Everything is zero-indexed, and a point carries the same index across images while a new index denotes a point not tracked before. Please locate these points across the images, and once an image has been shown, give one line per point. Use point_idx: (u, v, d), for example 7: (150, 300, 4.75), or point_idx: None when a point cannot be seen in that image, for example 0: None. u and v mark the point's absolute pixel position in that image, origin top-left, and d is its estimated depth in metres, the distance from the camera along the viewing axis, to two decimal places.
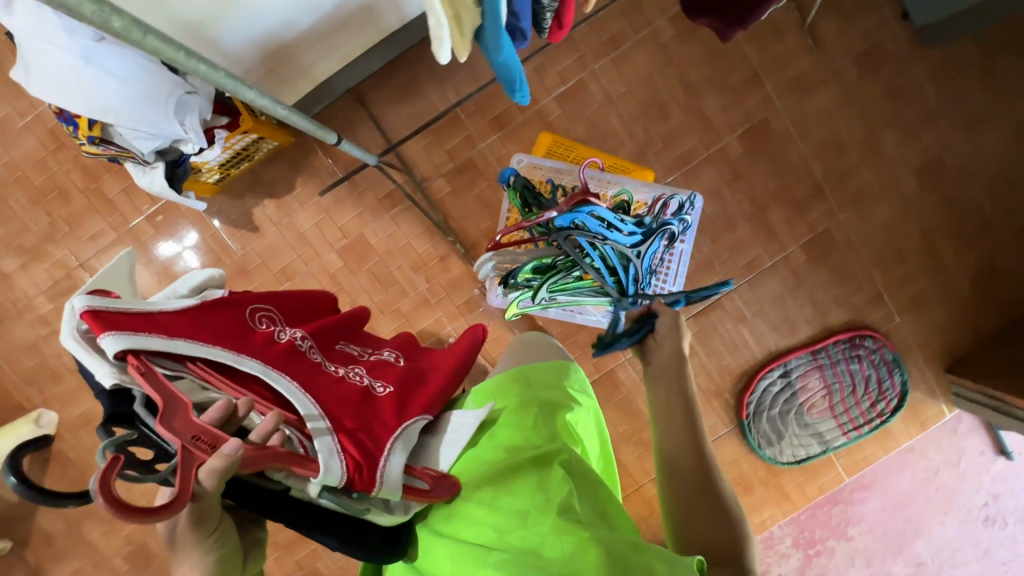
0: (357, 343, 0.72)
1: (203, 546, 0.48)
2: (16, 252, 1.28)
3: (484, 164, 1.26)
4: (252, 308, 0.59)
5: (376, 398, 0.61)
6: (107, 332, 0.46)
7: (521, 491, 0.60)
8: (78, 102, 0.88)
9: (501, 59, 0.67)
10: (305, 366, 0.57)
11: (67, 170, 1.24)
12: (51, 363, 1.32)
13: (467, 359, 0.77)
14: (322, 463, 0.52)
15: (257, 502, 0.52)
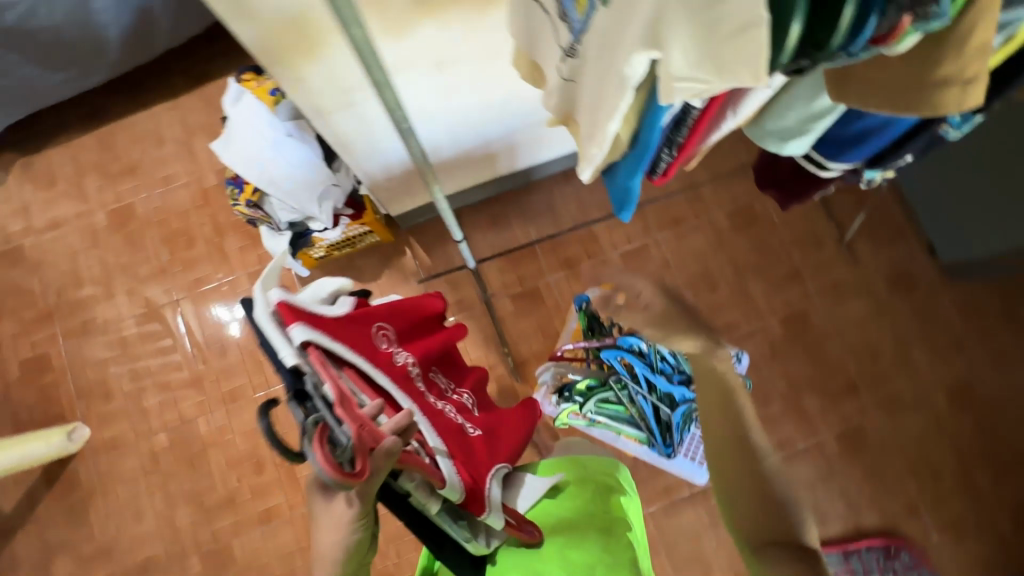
0: (444, 374, 0.78)
1: (352, 525, 0.51)
2: (129, 277, 1.45)
3: (547, 294, 1.41)
4: (376, 325, 0.65)
5: (471, 438, 0.67)
6: (295, 320, 0.51)
7: (586, 548, 0.68)
8: (253, 173, 1.13)
9: (627, 187, 0.58)
10: (416, 391, 0.62)
11: (201, 223, 1.46)
12: (109, 381, 1.40)
13: (527, 425, 0.83)
14: (447, 476, 0.56)
15: (389, 497, 0.56)
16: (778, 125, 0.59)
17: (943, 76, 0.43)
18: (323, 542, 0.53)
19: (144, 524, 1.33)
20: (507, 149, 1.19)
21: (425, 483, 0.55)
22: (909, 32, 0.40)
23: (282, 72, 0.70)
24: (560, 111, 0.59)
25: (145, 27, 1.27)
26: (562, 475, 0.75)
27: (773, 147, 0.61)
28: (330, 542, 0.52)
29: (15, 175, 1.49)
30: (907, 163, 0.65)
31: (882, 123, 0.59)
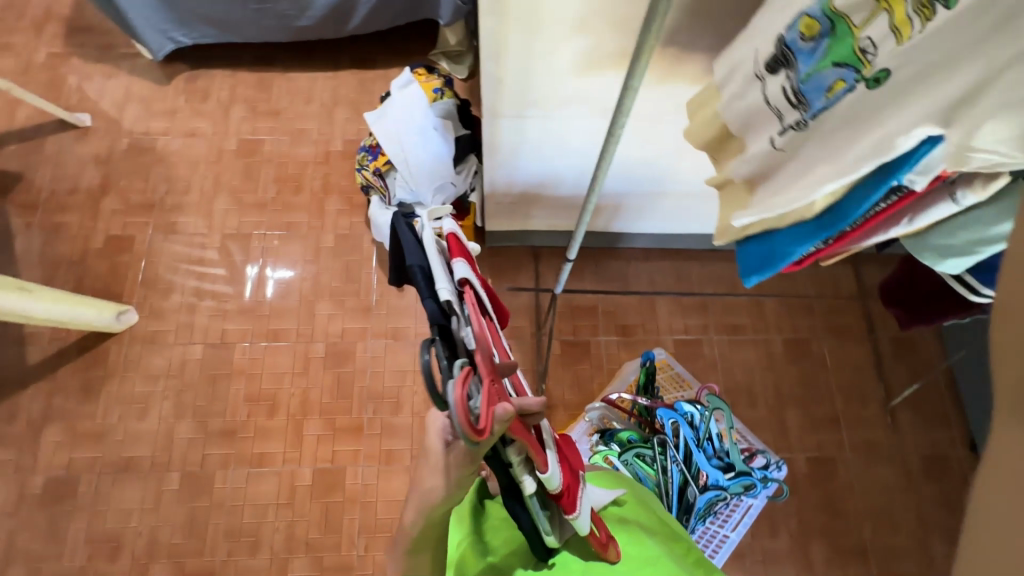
0: None
1: (451, 476, 0.55)
2: (231, 199, 1.55)
3: (595, 351, 1.45)
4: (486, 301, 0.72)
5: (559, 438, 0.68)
6: (460, 259, 0.60)
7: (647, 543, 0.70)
8: (393, 148, 1.27)
9: (786, 252, 0.71)
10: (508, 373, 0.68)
11: (313, 176, 1.58)
12: (174, 281, 1.47)
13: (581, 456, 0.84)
14: (551, 466, 0.56)
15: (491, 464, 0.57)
16: (942, 243, 0.63)
17: None
18: (424, 480, 0.56)
19: (145, 423, 1.34)
20: (613, 207, 1.30)
21: (529, 459, 0.56)
22: None
23: (492, 70, 0.81)
24: (748, 176, 0.73)
25: (348, 7, 1.46)
26: (623, 490, 0.79)
27: (930, 259, 0.65)
28: (428, 488, 0.56)
29: (178, 83, 1.66)
30: None
31: None
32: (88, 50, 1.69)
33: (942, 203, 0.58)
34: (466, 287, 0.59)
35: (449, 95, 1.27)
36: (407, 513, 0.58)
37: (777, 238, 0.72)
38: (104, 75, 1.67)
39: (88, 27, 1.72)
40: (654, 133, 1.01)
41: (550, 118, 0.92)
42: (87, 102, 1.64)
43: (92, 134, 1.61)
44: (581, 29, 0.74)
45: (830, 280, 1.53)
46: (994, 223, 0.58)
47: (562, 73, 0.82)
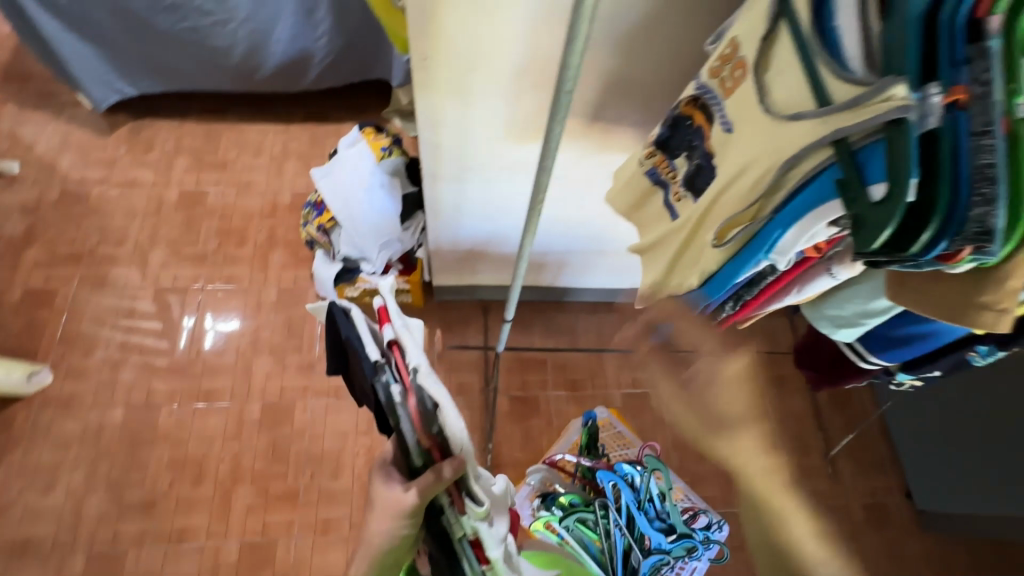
0: None
1: (403, 520, 0.54)
2: (169, 252, 1.49)
3: (544, 407, 1.43)
4: None
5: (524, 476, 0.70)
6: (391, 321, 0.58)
7: None
8: (338, 204, 1.27)
9: None
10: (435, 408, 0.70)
11: (258, 229, 1.54)
12: (98, 337, 1.37)
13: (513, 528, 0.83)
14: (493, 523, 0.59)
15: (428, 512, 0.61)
16: (835, 313, 0.69)
17: (983, 300, 0.50)
18: (371, 526, 0.56)
19: (50, 497, 1.21)
20: (558, 264, 1.32)
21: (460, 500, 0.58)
22: (967, 258, 0.48)
23: (429, 138, 0.84)
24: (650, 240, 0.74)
25: (301, 66, 1.49)
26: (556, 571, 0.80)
27: (826, 327, 0.71)
28: (379, 531, 0.56)
29: (120, 133, 1.62)
30: (937, 376, 0.71)
31: (922, 332, 0.65)
32: (25, 98, 1.64)
33: (821, 277, 0.62)
34: (393, 348, 0.57)
35: (398, 153, 1.28)
36: (359, 562, 0.58)
37: None
38: (40, 123, 1.61)
39: (28, 76, 1.67)
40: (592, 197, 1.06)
41: (488, 184, 0.95)
42: (19, 149, 1.57)
43: (20, 182, 1.53)
44: (512, 104, 0.79)
45: (768, 333, 1.59)
46: (869, 298, 0.64)
47: (497, 141, 0.85)
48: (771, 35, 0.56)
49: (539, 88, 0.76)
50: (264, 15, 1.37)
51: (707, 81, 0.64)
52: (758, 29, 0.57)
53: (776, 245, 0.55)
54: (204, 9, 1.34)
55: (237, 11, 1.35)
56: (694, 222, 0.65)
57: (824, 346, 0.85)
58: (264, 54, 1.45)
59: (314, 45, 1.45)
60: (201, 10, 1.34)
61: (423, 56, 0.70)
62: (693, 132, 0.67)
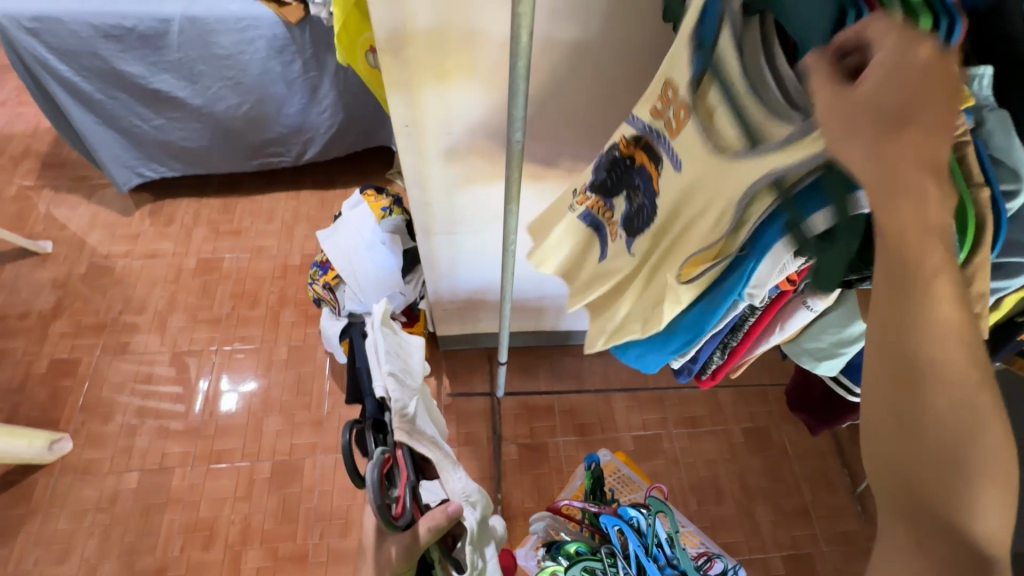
0: None
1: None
2: (185, 317, 1.56)
3: (554, 453, 1.41)
4: None
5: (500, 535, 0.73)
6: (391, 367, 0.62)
7: None
8: (341, 263, 1.32)
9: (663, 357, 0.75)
10: None
11: (270, 290, 1.61)
12: (117, 403, 1.42)
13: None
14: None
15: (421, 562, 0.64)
16: (814, 345, 0.69)
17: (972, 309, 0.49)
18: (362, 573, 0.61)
19: (65, 566, 1.22)
20: (557, 308, 1.34)
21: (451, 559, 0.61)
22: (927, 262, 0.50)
23: (417, 196, 0.89)
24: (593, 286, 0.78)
25: (308, 138, 1.60)
26: None
27: (810, 363, 0.70)
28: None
29: (144, 210, 1.74)
30: None
31: None
32: (60, 184, 1.79)
33: (800, 311, 0.65)
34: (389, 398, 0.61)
35: (397, 212, 1.35)
36: None
37: (653, 347, 0.75)
38: (73, 205, 1.74)
39: (63, 164, 1.83)
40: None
41: (479, 234, 0.99)
42: (52, 229, 1.69)
43: (52, 260, 1.63)
44: (492, 159, 0.84)
45: (779, 366, 1.56)
46: (844, 326, 0.65)
47: (480, 193, 0.90)
48: (701, 78, 0.56)
49: None
50: (272, 95, 1.49)
51: (652, 122, 0.64)
52: (688, 72, 0.57)
53: (753, 278, 0.58)
54: (219, 94, 1.47)
55: (248, 92, 1.47)
56: (653, 263, 0.68)
57: (814, 385, 0.86)
58: (275, 129, 1.56)
59: (319, 118, 1.56)
60: (217, 94, 1.47)
61: (403, 122, 0.77)
62: (635, 172, 0.70)
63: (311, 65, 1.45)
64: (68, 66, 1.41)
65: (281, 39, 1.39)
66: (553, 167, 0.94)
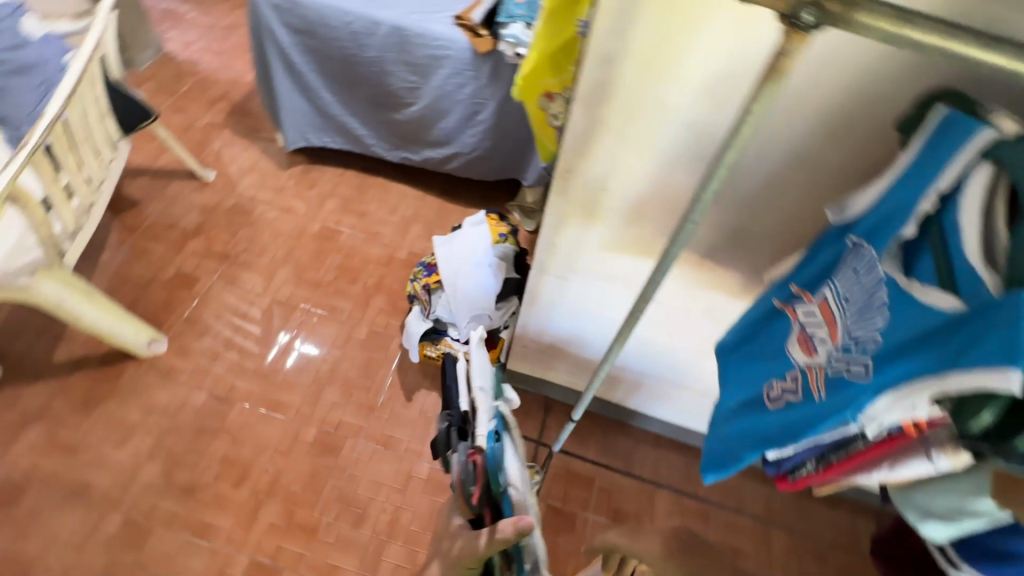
0: None
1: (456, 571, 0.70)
2: (293, 271, 1.69)
3: (580, 527, 1.36)
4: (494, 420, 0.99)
5: None
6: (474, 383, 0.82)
7: None
8: (448, 270, 1.38)
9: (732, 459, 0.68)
10: None
11: (370, 273, 1.72)
12: (212, 326, 1.55)
13: None
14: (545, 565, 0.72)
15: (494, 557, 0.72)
16: (927, 502, 0.61)
17: None
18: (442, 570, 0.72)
19: (118, 453, 1.31)
20: (633, 384, 1.30)
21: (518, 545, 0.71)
22: None
23: (548, 236, 0.92)
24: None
25: (454, 151, 1.73)
26: None
27: (912, 516, 0.62)
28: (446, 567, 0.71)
29: (295, 170, 1.94)
30: None
31: None
32: (239, 129, 2.05)
33: (918, 459, 0.55)
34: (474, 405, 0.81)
35: (511, 242, 1.42)
36: None
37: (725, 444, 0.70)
38: (242, 149, 1.99)
39: (248, 114, 2.10)
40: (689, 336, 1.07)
41: (590, 286, 1.00)
42: (218, 164, 1.93)
43: (210, 188, 1.86)
44: (633, 224, 0.84)
45: (848, 532, 1.40)
46: (970, 497, 0.56)
47: (608, 251, 0.91)
48: (924, 215, 0.54)
49: (662, 215, 0.81)
50: (438, 105, 1.63)
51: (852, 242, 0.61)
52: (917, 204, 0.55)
53: (868, 410, 0.52)
54: (396, 92, 1.64)
55: (421, 97, 1.63)
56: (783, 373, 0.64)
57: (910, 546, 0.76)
58: (429, 135, 1.72)
59: (470, 138, 1.69)
60: (395, 92, 1.65)
61: (567, 167, 0.79)
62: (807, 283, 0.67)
63: (482, 91, 1.58)
64: (289, 35, 1.62)
65: (466, 63, 1.52)
66: (688, 252, 0.92)
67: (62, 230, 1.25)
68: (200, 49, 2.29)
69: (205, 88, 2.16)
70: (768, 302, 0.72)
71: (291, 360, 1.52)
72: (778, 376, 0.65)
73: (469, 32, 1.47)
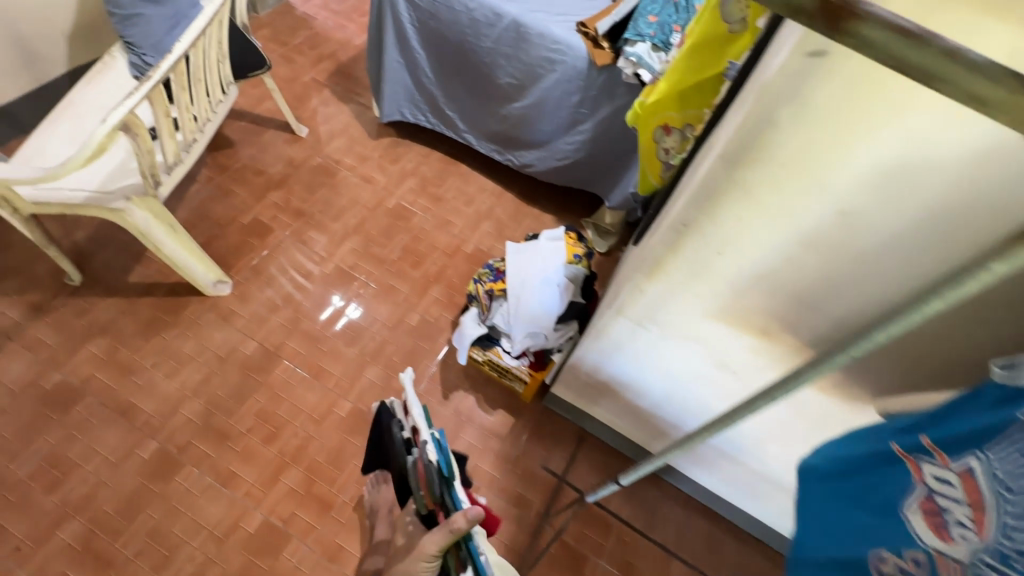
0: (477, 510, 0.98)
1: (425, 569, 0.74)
2: (361, 242, 1.70)
3: (588, 572, 1.30)
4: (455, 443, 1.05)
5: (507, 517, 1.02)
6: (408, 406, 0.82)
7: None
8: (515, 280, 1.33)
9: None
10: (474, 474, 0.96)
11: (434, 261, 1.71)
12: (276, 280, 1.58)
13: None
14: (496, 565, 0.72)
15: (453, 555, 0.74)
16: None
17: None
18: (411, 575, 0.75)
19: (167, 383, 1.36)
20: (680, 443, 1.22)
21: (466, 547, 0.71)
22: None
23: (638, 281, 0.84)
24: None
25: (544, 154, 1.69)
26: None
27: None
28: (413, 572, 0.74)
29: (383, 141, 1.95)
30: None
31: None
32: (339, 91, 2.08)
33: None
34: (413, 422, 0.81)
35: (584, 266, 1.37)
36: None
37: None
38: (338, 111, 2.01)
39: (351, 77, 2.12)
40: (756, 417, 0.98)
41: (668, 338, 0.93)
42: (313, 121, 1.96)
43: (300, 143, 1.89)
44: (737, 296, 0.75)
45: None
46: None
47: (700, 312, 0.82)
48: None
49: (775, 296, 0.71)
50: (538, 108, 1.59)
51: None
52: None
53: None
54: (500, 86, 1.61)
55: (523, 97, 1.60)
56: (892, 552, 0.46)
57: None
58: (523, 134, 1.68)
59: (563, 146, 1.64)
60: (500, 86, 1.61)
61: (681, 222, 0.70)
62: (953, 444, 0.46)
63: (589, 105, 1.51)
64: (408, 6, 1.58)
65: (580, 73, 1.46)
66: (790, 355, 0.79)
67: (162, 160, 1.28)
68: (319, 5, 2.33)
69: (316, 44, 2.20)
70: (886, 443, 0.53)
71: (342, 331, 1.53)
72: (891, 546, 0.47)
73: (590, 42, 1.41)
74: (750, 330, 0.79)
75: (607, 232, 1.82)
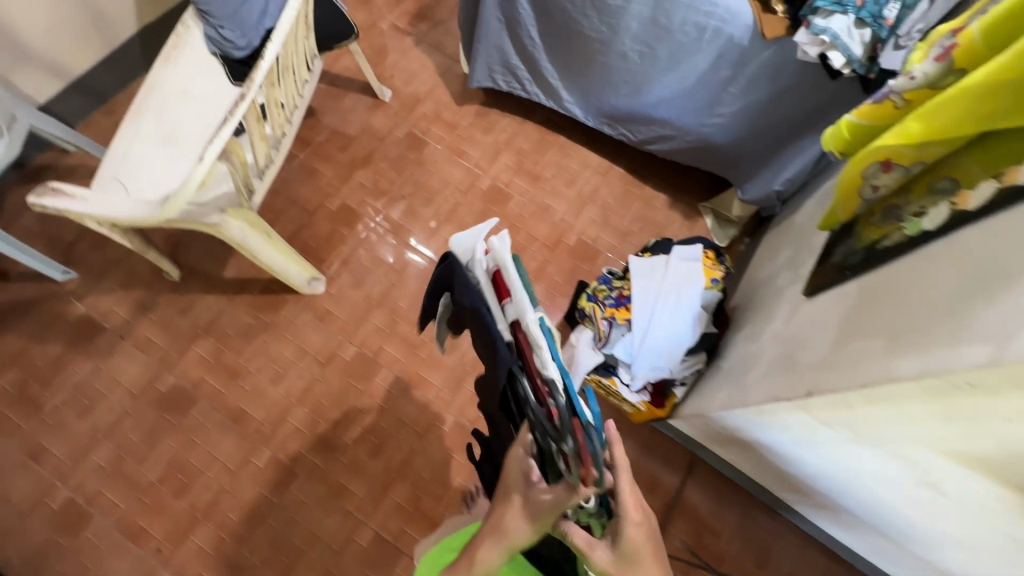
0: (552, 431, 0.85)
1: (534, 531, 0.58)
2: (455, 232, 1.55)
3: None
4: None
5: None
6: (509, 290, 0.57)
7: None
8: (641, 309, 1.17)
9: None
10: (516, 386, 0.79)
11: (534, 256, 1.55)
12: (369, 276, 1.48)
13: None
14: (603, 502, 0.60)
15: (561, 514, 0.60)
16: None
17: None
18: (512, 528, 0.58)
19: (273, 389, 1.35)
20: (822, 505, 1.09)
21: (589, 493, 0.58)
22: None
23: (850, 398, 0.68)
24: None
25: (668, 134, 1.44)
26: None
27: None
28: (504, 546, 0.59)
29: (473, 105, 1.72)
30: None
31: None
32: (422, 39, 1.82)
33: None
34: (518, 326, 0.56)
35: (720, 291, 1.18)
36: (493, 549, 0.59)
37: None
38: (422, 66, 1.77)
39: (434, 22, 1.84)
40: (938, 533, 0.83)
41: (862, 446, 0.77)
42: (395, 81, 1.74)
43: (383, 110, 1.69)
44: (1009, 457, 0.58)
45: None
46: None
47: (934, 449, 0.66)
48: None
49: None
50: (671, 84, 1.31)
51: None
52: None
53: None
54: (625, 54, 1.32)
55: (652, 70, 1.32)
56: None
57: None
58: (646, 111, 1.42)
59: (694, 128, 1.38)
60: (624, 56, 1.32)
61: (966, 379, 0.52)
62: None
63: (741, 85, 1.22)
64: None
65: (738, 49, 1.15)
66: None
67: (252, 162, 1.14)
68: None
69: None
70: None
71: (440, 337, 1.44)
72: None
73: (758, 4, 1.09)
74: (1003, 484, 0.63)
75: (727, 222, 1.63)
